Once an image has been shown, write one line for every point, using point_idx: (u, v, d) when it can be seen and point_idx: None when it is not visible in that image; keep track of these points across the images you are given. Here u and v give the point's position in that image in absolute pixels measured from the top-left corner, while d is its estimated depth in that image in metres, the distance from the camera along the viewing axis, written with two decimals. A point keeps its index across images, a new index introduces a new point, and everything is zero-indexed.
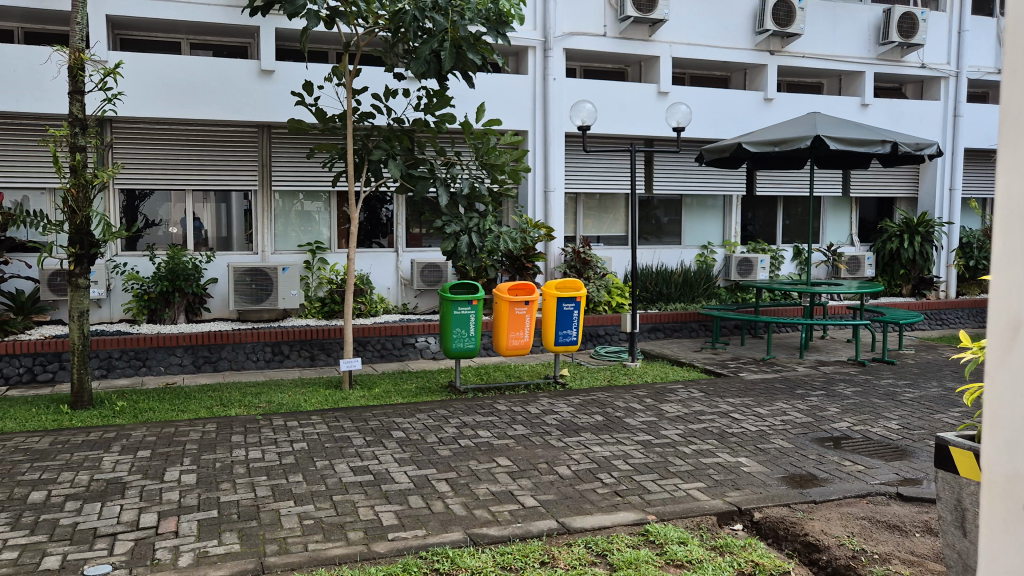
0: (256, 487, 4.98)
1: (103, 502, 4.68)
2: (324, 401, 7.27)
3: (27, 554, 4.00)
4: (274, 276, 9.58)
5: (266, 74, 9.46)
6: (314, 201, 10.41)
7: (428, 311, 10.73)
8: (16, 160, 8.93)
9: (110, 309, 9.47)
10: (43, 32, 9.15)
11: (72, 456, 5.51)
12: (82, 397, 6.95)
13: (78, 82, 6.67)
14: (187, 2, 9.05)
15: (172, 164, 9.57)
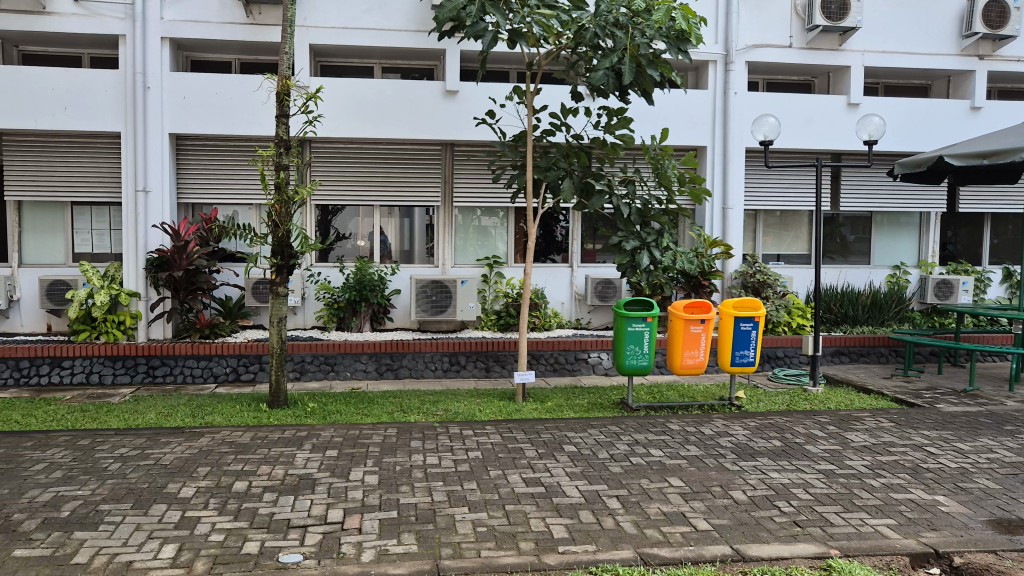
0: (432, 491, 5.17)
1: (296, 495, 5.03)
2: (497, 412, 7.44)
3: (231, 538, 4.36)
4: (454, 288, 9.98)
5: (451, 94, 9.83)
6: (490, 216, 10.69)
7: (600, 327, 10.75)
8: (229, 178, 9.82)
9: (304, 317, 10.24)
10: (256, 62, 10.02)
11: (269, 451, 5.96)
12: (279, 397, 7.50)
13: (285, 106, 7.22)
14: (380, 30, 9.61)
15: (363, 181, 10.17)
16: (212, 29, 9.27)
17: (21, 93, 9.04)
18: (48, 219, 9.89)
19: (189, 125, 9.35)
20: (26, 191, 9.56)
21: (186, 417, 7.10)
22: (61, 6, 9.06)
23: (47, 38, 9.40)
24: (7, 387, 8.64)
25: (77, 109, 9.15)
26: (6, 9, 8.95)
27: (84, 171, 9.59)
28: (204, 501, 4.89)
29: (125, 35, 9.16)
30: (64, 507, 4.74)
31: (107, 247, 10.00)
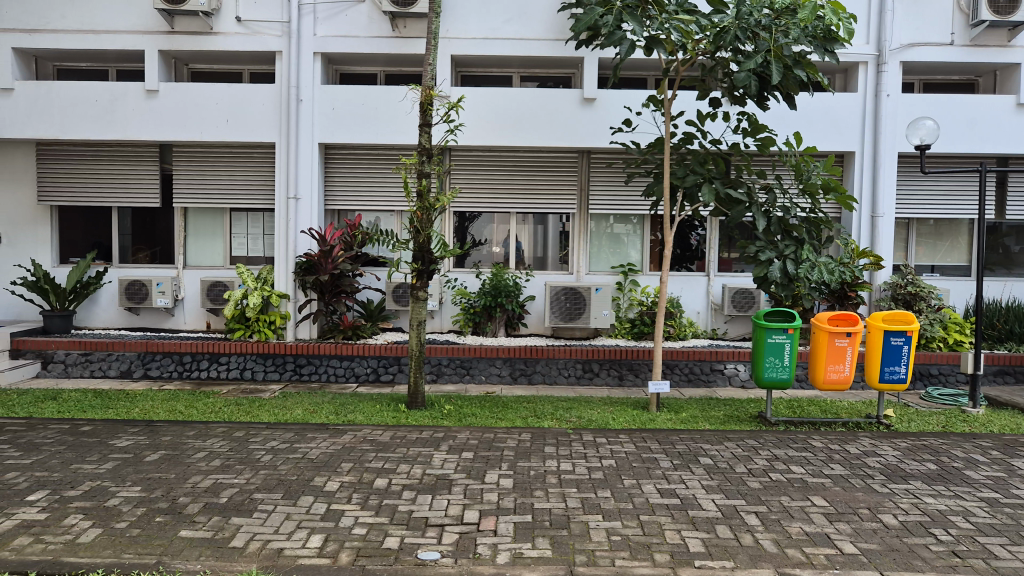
0: (566, 497, 5.18)
1: (434, 494, 5.15)
2: (631, 421, 7.36)
3: (373, 532, 4.52)
4: (588, 295, 9.98)
5: (588, 102, 9.81)
6: (624, 224, 10.62)
7: (737, 338, 10.45)
8: (373, 186, 10.21)
9: (441, 321, 10.52)
10: (401, 74, 10.38)
11: (408, 450, 6.14)
12: (416, 399, 7.70)
13: (427, 116, 7.43)
14: (520, 39, 9.74)
15: (500, 189, 10.32)
16: (360, 43, 9.67)
17: (189, 107, 9.74)
18: (209, 224, 10.61)
19: (337, 135, 9.79)
20: (191, 198, 10.29)
21: (331, 414, 7.43)
22: (226, 26, 9.71)
23: (213, 56, 10.09)
24: (171, 379, 9.34)
25: (237, 121, 9.77)
26: (178, 31, 9.68)
27: (242, 179, 10.23)
28: (348, 495, 5.10)
29: (281, 51, 9.71)
30: (222, 493, 5.06)
31: (260, 250, 10.61)
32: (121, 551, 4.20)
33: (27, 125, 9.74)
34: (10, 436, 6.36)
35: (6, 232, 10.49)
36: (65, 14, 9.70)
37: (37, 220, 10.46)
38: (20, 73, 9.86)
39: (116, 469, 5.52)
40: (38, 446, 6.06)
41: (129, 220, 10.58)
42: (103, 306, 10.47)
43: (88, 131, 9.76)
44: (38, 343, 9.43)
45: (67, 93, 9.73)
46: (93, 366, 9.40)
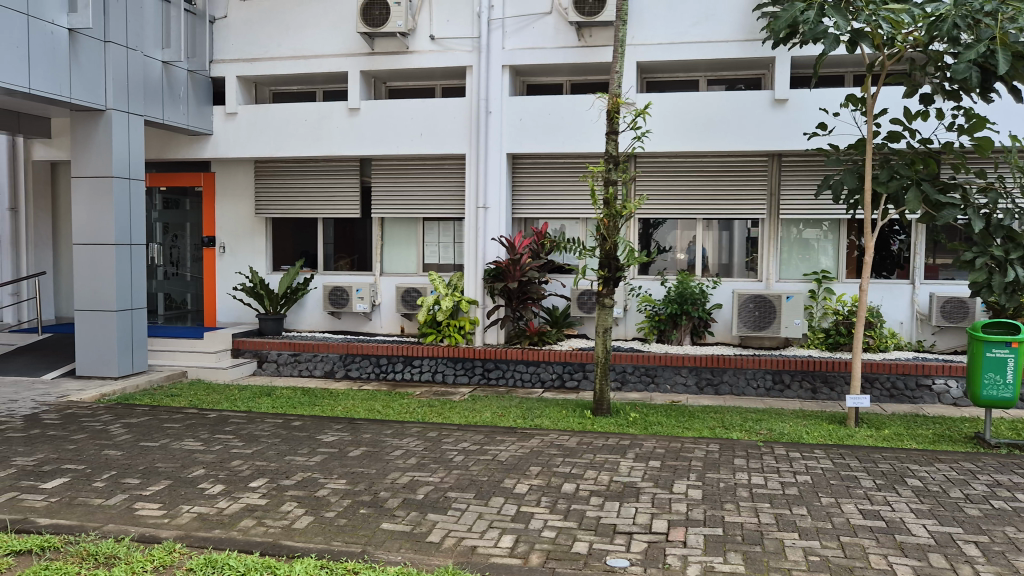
0: (759, 513, 5.00)
1: (621, 502, 5.14)
2: (827, 436, 6.99)
3: (562, 536, 4.58)
4: (779, 303, 9.61)
5: (780, 103, 9.44)
6: (814, 228, 10.10)
7: (947, 351, 9.67)
8: (559, 194, 10.35)
9: (625, 328, 10.51)
10: (586, 82, 10.47)
11: (595, 456, 6.17)
12: (602, 405, 7.71)
13: (614, 124, 7.43)
14: (708, 42, 9.55)
15: (685, 194, 10.14)
16: (547, 54, 9.84)
17: (387, 123, 10.33)
18: (404, 233, 11.15)
19: (524, 145, 10.01)
20: (389, 209, 10.90)
21: (518, 418, 7.60)
22: (422, 45, 10.21)
23: (409, 73, 10.64)
24: (369, 380, 9.92)
25: (430, 135, 10.24)
26: (378, 52, 10.29)
27: (433, 190, 10.69)
28: (537, 498, 5.20)
29: (472, 66, 10.07)
30: (419, 490, 5.31)
31: (450, 258, 11.02)
32: (331, 538, 4.52)
33: (247, 145, 10.72)
34: (234, 427, 7.01)
35: (228, 242, 11.58)
36: (281, 43, 10.61)
37: (254, 231, 11.46)
38: (243, 98, 10.88)
39: (324, 462, 5.94)
40: (257, 437, 6.64)
41: (332, 230, 11.34)
42: (310, 310, 11.30)
43: (299, 148, 10.59)
44: (254, 343, 10.33)
45: (281, 114, 10.61)
46: (302, 365, 10.18)
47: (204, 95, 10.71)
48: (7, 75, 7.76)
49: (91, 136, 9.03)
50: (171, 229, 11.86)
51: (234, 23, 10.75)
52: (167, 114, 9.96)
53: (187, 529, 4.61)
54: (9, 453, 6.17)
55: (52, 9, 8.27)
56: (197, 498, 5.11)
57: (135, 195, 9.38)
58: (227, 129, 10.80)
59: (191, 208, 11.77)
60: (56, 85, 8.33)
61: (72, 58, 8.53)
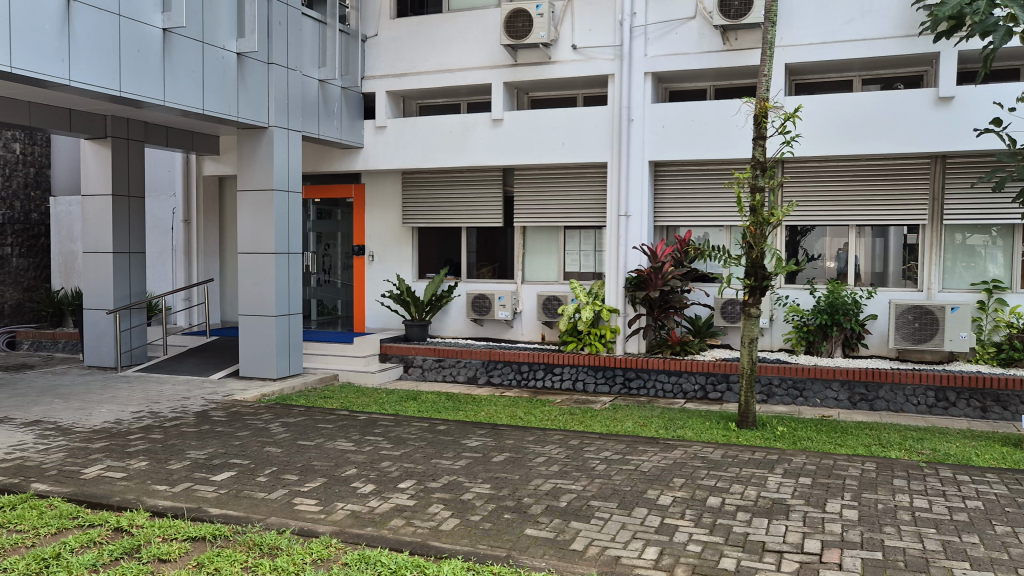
0: (923, 538, 4.70)
1: (771, 519, 4.97)
2: (999, 459, 6.49)
3: (708, 551, 4.48)
4: (942, 315, 9.01)
5: (945, 101, 8.86)
6: (981, 234, 9.40)
7: None
8: (702, 201, 10.15)
9: (772, 338, 10.18)
10: (731, 87, 10.22)
11: (741, 470, 6.00)
12: (748, 418, 7.49)
13: (762, 128, 7.21)
14: (864, 40, 9.11)
15: (836, 200, 9.73)
16: (691, 60, 9.68)
17: (530, 133, 10.47)
18: (545, 241, 11.24)
19: (667, 152, 9.88)
20: (531, 217, 11.04)
21: (660, 428, 7.50)
22: (564, 55, 10.29)
23: (550, 83, 10.74)
24: (511, 387, 10.06)
25: (572, 144, 10.29)
26: (521, 63, 10.45)
27: (575, 199, 10.73)
28: (681, 510, 5.11)
29: (614, 74, 10.05)
30: (562, 498, 5.34)
31: (591, 266, 11.01)
32: (476, 541, 4.62)
33: (396, 157, 11.14)
34: (382, 429, 7.28)
35: (377, 251, 12.06)
36: (428, 57, 10.96)
37: (401, 240, 11.88)
38: (392, 112, 11.32)
39: (468, 466, 6.07)
40: (404, 440, 6.87)
41: (475, 239, 11.59)
42: (454, 317, 11.60)
43: (444, 160, 10.90)
44: (401, 348, 10.71)
45: (428, 127, 10.96)
46: (445, 371, 10.44)
47: (356, 110, 11.22)
48: (184, 97, 8.42)
49: (254, 152, 9.65)
50: (324, 239, 12.47)
51: (385, 41, 11.22)
52: (323, 130, 10.51)
53: (343, 525, 4.83)
54: (183, 447, 6.67)
55: (223, 34, 8.91)
56: (350, 496, 5.35)
57: (294, 207, 9.93)
58: (377, 142, 11.27)
59: (342, 218, 12.33)
60: (225, 105, 8.96)
61: (240, 80, 9.16)
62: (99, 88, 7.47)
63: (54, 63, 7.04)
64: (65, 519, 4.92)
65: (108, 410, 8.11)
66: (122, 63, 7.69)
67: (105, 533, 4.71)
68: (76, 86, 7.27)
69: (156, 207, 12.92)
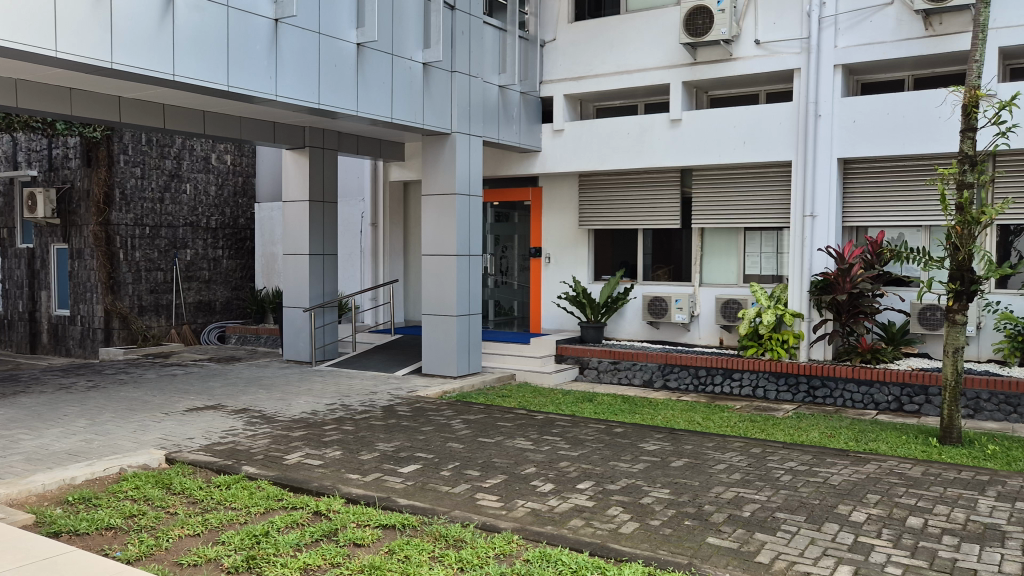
0: None
1: (982, 545, 4.57)
2: None
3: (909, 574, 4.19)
4: None
5: None
6: None
7: None
8: (899, 199, 9.51)
9: (978, 348, 9.39)
10: (933, 76, 9.51)
11: (946, 490, 5.56)
12: (952, 434, 6.93)
13: (971, 119, 6.66)
14: None
15: None
16: (887, 49, 9.07)
17: (709, 132, 10.22)
18: (724, 243, 10.92)
19: (859, 148, 9.33)
20: (709, 217, 10.77)
21: (850, 440, 7.10)
22: (746, 51, 9.97)
23: (731, 81, 10.44)
24: (688, 392, 9.87)
25: (754, 143, 9.95)
26: (701, 61, 10.23)
27: (757, 199, 10.37)
28: (877, 529, 4.80)
29: (801, 68, 9.61)
30: (746, 507, 5.16)
31: (773, 269, 10.59)
32: (656, 546, 4.56)
33: (573, 160, 11.23)
34: (560, 430, 7.36)
35: (553, 253, 12.19)
36: (605, 60, 10.97)
37: (577, 242, 11.94)
38: (569, 115, 11.42)
39: (647, 470, 6.01)
40: (581, 441, 6.91)
41: (651, 241, 11.46)
42: (629, 319, 11.54)
43: (622, 161, 10.86)
44: (577, 350, 10.77)
45: (605, 128, 10.96)
46: (621, 373, 10.40)
47: (534, 114, 11.41)
48: (375, 107, 8.89)
49: (438, 158, 10.03)
50: (501, 241, 12.76)
51: (563, 45, 11.34)
52: (503, 134, 10.76)
53: (523, 522, 4.92)
54: (373, 438, 7.04)
55: (411, 46, 9.34)
56: (530, 494, 5.44)
57: (474, 210, 10.24)
58: (554, 145, 11.40)
59: (519, 220, 12.58)
60: (412, 113, 9.39)
61: (426, 89, 9.56)
62: (301, 101, 8.05)
63: (264, 81, 7.66)
64: (271, 500, 5.33)
65: (305, 402, 8.71)
66: (321, 78, 8.24)
67: (306, 516, 5.05)
68: (281, 101, 7.87)
69: (347, 211, 13.73)
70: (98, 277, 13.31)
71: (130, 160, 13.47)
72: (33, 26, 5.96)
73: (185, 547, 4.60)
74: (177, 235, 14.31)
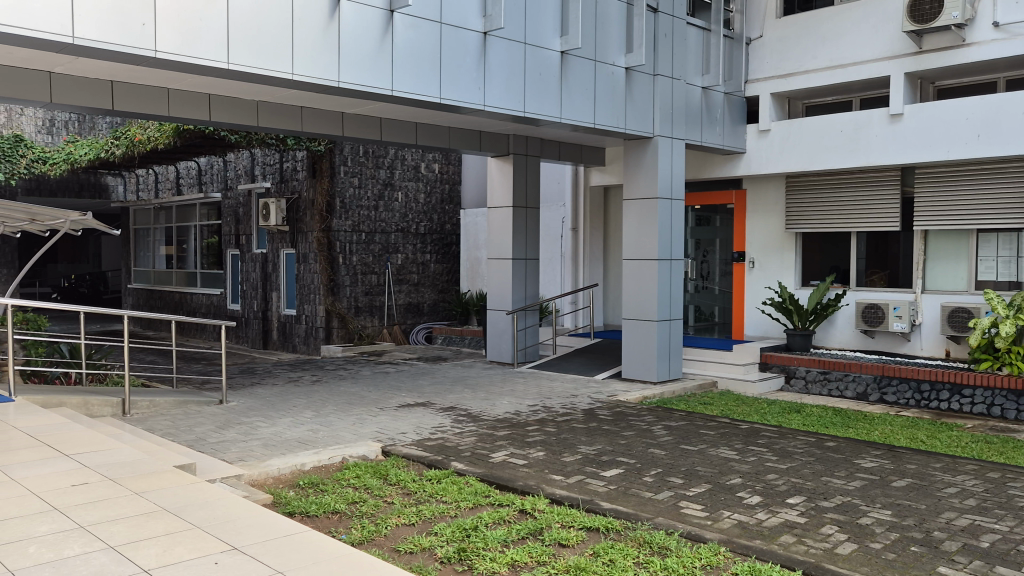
0: None
1: None
2: None
3: None
4: None
5: None
6: None
7: None
8: None
9: None
10: None
11: None
12: None
13: None
14: None
15: None
16: None
17: (936, 126, 9.41)
18: (953, 246, 10.01)
19: None
20: (934, 219, 9.91)
21: None
22: (981, 35, 9.10)
23: (963, 69, 9.57)
24: (908, 407, 9.16)
25: (990, 136, 9.02)
26: (927, 49, 9.49)
27: (993, 197, 9.39)
28: None
29: None
30: (983, 537, 4.71)
31: (1010, 275, 9.58)
32: (878, 571, 4.26)
33: (781, 161, 10.79)
34: (767, 441, 7.09)
35: (758, 257, 11.77)
36: (817, 54, 10.46)
37: (784, 246, 11.46)
38: (777, 114, 10.99)
39: (865, 488, 5.65)
40: (791, 454, 6.61)
41: (865, 244, 10.76)
42: (841, 327, 10.93)
43: (835, 160, 10.30)
44: (783, 358, 10.31)
45: (817, 126, 10.43)
46: (832, 385, 9.85)
47: (739, 115, 11.08)
48: (579, 113, 9.01)
49: (639, 161, 9.99)
50: (702, 245, 12.49)
51: (770, 42, 10.96)
52: (706, 136, 10.52)
53: (731, 535, 4.78)
54: (574, 441, 7.12)
55: (614, 51, 9.37)
56: (737, 506, 5.28)
57: (675, 214, 10.10)
58: (760, 146, 11.02)
59: (721, 224, 12.24)
60: (614, 118, 9.41)
61: (628, 94, 9.55)
62: (507, 110, 8.30)
63: (473, 92, 7.97)
64: (479, 496, 5.53)
65: (508, 402, 8.96)
66: (527, 87, 8.46)
67: (513, 514, 5.20)
68: (489, 110, 8.16)
69: (548, 217, 13.99)
70: (320, 279, 14.41)
71: (350, 170, 14.51)
72: (273, 52, 6.58)
73: (402, 535, 4.88)
74: (390, 241, 15.22)
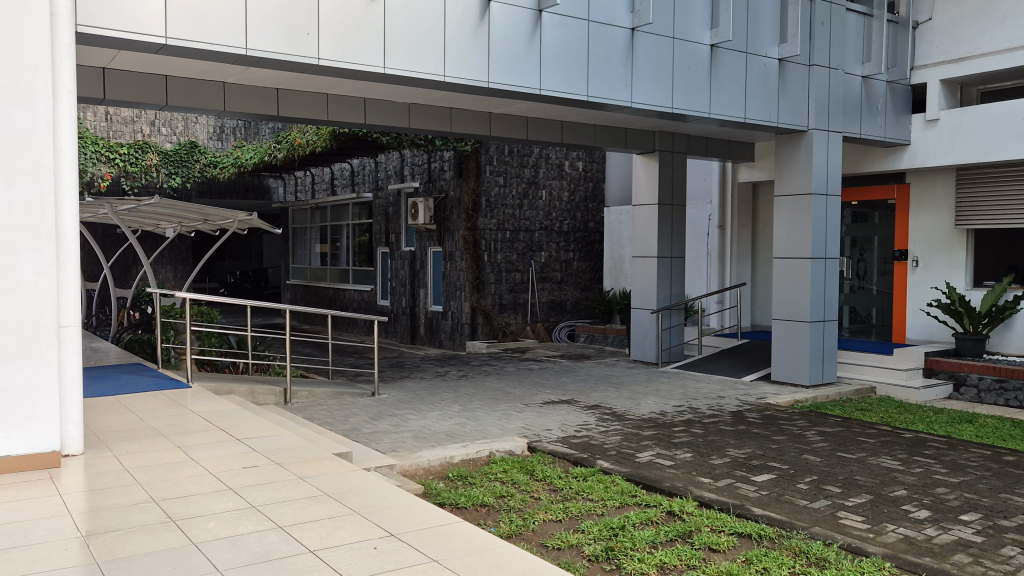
0: None
1: None
2: None
3: None
4: None
5: None
6: None
7: None
8: None
9: None
10: None
11: None
12: None
13: None
14: None
15: None
16: None
17: None
18: None
19: None
20: None
21: None
22: None
23: None
24: None
25: None
26: None
27: None
28: None
29: None
30: None
31: None
32: None
33: (951, 152, 10.05)
34: (934, 452, 6.64)
35: (923, 256, 11.07)
36: (995, 35, 9.68)
37: (953, 245, 10.71)
38: (946, 102, 10.24)
39: None
40: (963, 467, 6.16)
41: None
42: (1019, 332, 10.10)
43: (1018, 150, 9.37)
44: (952, 364, 9.64)
45: (994, 114, 9.55)
46: (1008, 394, 9.11)
47: (903, 104, 10.44)
48: (729, 107, 8.77)
49: (793, 156, 9.61)
50: (858, 244, 11.87)
51: (940, 24, 10.24)
52: (865, 128, 9.99)
53: (896, 549, 4.50)
54: (723, 444, 6.93)
55: (767, 42, 9.05)
56: (902, 520, 4.97)
57: (832, 211, 9.64)
58: (928, 137, 10.33)
59: (880, 221, 11.59)
60: (766, 111, 9.09)
61: (781, 85, 9.21)
62: (655, 106, 8.18)
63: (620, 89, 7.90)
64: (626, 496, 5.48)
65: (654, 402, 8.84)
66: (676, 81, 8.31)
67: (661, 515, 5.12)
68: (637, 107, 8.08)
69: (694, 214, 13.69)
70: (467, 277, 14.75)
71: (495, 169, 14.76)
72: (427, 56, 6.77)
73: (550, 531, 4.91)
74: (533, 239, 15.37)
